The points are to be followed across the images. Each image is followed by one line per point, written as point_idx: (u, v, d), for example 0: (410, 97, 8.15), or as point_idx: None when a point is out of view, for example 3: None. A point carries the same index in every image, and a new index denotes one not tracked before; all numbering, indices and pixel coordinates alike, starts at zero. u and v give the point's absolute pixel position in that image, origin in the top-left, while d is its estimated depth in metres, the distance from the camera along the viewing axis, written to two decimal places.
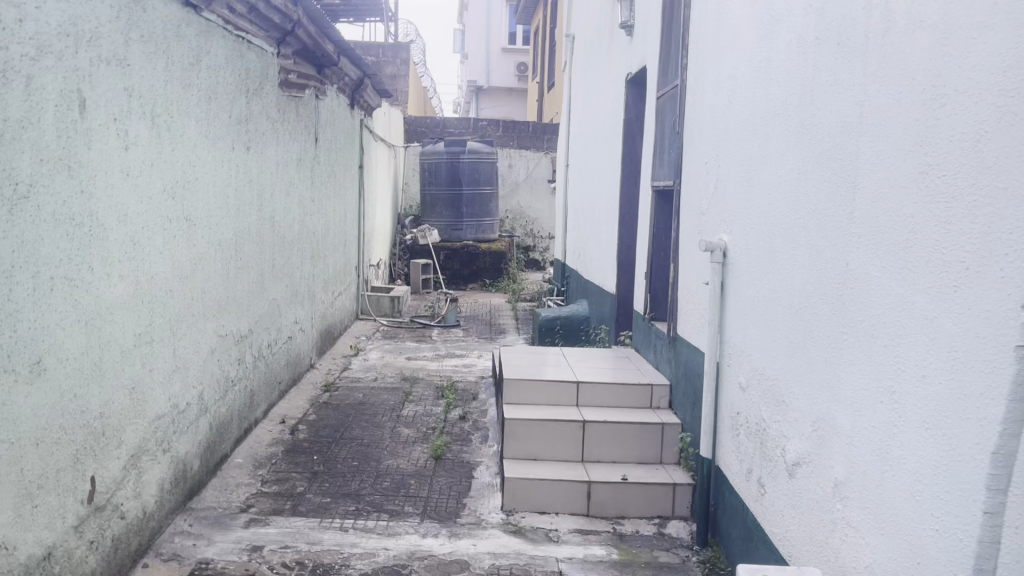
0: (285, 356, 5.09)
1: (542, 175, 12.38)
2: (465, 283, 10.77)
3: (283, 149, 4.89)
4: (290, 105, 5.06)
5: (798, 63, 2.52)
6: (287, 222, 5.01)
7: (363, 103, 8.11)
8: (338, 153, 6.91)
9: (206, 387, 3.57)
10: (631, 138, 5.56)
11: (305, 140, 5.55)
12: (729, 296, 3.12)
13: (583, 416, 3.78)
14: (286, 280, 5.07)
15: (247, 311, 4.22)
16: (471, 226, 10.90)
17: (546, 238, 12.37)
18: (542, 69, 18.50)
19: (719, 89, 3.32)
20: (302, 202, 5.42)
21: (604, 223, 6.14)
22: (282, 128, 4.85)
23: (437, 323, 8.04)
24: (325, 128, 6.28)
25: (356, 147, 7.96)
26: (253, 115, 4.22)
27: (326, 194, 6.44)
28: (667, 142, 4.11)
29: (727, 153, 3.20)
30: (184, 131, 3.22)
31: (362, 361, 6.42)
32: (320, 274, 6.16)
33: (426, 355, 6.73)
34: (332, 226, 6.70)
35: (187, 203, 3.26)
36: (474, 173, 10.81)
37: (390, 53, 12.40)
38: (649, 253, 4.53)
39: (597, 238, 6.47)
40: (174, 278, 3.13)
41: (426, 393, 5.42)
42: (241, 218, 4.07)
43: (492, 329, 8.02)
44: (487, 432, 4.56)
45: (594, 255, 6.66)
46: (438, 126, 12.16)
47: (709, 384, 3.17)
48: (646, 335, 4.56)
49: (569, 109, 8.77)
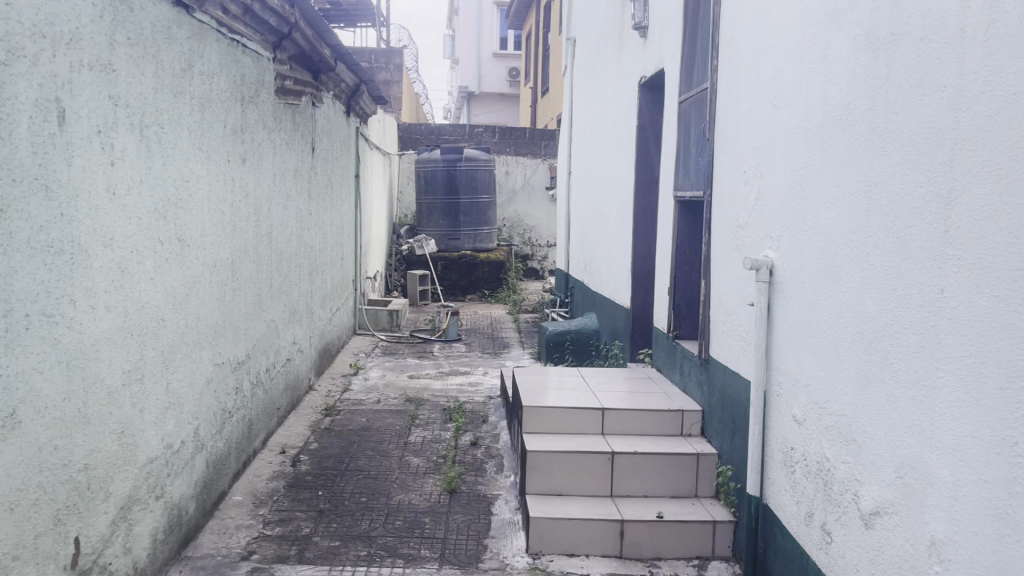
0: (283, 381, 4.79)
1: (540, 182, 12.11)
2: (463, 294, 10.49)
3: (280, 161, 4.60)
4: (287, 113, 4.77)
5: (865, 62, 2.25)
6: (284, 237, 4.72)
7: (358, 110, 7.82)
8: (334, 164, 6.63)
9: (203, 422, 3.27)
10: (645, 145, 5.30)
11: (302, 150, 5.27)
12: (778, 319, 2.85)
13: (611, 447, 3.51)
14: (284, 299, 4.77)
15: (244, 334, 3.93)
16: (468, 236, 10.59)
17: (545, 246, 12.11)
18: (535, 74, 18.24)
19: (760, 93, 3.06)
20: (299, 215, 5.12)
21: (615, 234, 5.88)
22: (279, 138, 4.57)
23: (437, 338, 7.75)
24: (322, 136, 6.00)
25: (352, 156, 7.67)
26: (249, 125, 3.94)
27: (323, 206, 6.15)
28: (693, 149, 3.86)
29: (772, 162, 2.94)
30: (176, 143, 2.93)
31: (363, 381, 6.13)
32: (318, 291, 5.87)
33: (429, 373, 6.44)
34: (330, 240, 6.41)
35: (180, 222, 2.97)
36: (472, 181, 10.51)
37: (382, 59, 12.10)
38: (672, 267, 4.27)
39: (607, 250, 6.21)
40: (167, 307, 2.84)
41: (433, 416, 5.13)
42: (237, 236, 3.77)
43: (495, 343, 7.74)
44: (502, 460, 4.27)
45: (603, 268, 6.39)
46: (433, 133, 11.87)
47: (756, 416, 2.89)
48: (670, 354, 4.29)
49: (570, 115, 8.51)
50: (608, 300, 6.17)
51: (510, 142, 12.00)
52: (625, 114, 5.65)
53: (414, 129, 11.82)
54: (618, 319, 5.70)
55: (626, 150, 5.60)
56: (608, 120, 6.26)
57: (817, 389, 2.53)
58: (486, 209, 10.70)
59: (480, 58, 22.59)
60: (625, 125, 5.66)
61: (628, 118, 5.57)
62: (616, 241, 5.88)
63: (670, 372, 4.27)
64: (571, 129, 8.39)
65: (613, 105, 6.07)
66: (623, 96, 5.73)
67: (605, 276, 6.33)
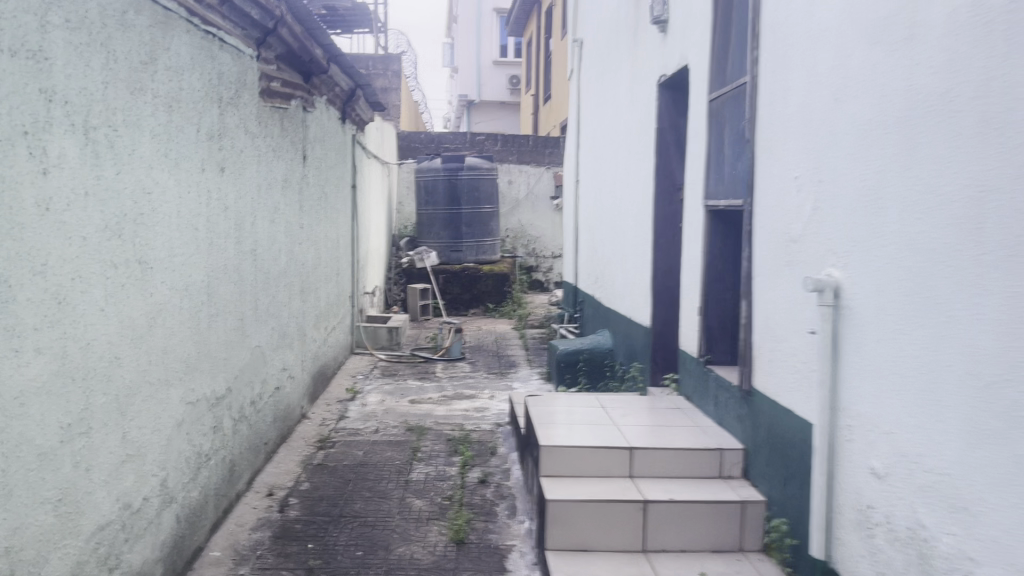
0: (272, 412, 4.34)
1: (545, 191, 11.69)
2: (466, 309, 10.03)
3: (266, 170, 4.17)
4: (274, 118, 4.34)
5: (972, 39, 1.82)
6: (271, 254, 4.28)
7: (354, 117, 7.39)
8: (329, 173, 6.20)
9: (172, 471, 2.83)
10: (665, 149, 4.88)
11: (293, 158, 4.84)
12: (846, 351, 2.40)
13: (642, 493, 3.07)
14: (271, 322, 4.33)
15: (224, 364, 3.48)
16: (470, 248, 10.15)
17: (550, 257, 11.68)
18: (537, 81, 17.83)
19: (816, 84, 2.62)
20: (289, 229, 4.69)
21: (632, 248, 5.45)
22: (265, 144, 4.14)
23: (440, 357, 7.31)
24: (315, 144, 5.57)
25: (348, 165, 7.24)
26: (228, 129, 3.51)
27: (317, 219, 5.71)
28: (728, 153, 3.42)
29: (833, 165, 2.51)
30: (135, 148, 2.49)
31: (360, 407, 5.69)
32: (311, 311, 5.43)
33: (432, 397, 5.99)
34: (324, 255, 5.98)
35: (140, 241, 2.53)
36: (474, 191, 10.09)
37: (380, 65, 11.70)
38: (702, 284, 3.84)
39: (623, 263, 5.78)
40: (124, 341, 2.40)
41: (437, 447, 4.68)
42: (215, 255, 3.33)
43: (502, 362, 7.30)
44: (515, 501, 3.82)
45: (618, 282, 5.96)
46: (434, 141, 11.46)
47: (821, 465, 2.45)
48: (702, 381, 3.85)
49: (577, 119, 8.08)
50: (624, 317, 5.74)
51: (513, 150, 11.59)
52: (642, 117, 5.22)
53: (414, 137, 11.41)
54: (637, 338, 5.26)
55: (644, 156, 5.18)
56: (622, 124, 5.84)
57: (904, 439, 2.09)
58: (489, 219, 10.28)
59: (480, 66, 22.22)
60: (642, 129, 5.25)
61: (645, 121, 5.15)
62: (632, 254, 5.45)
63: (702, 401, 3.83)
64: (579, 136, 7.96)
65: (627, 108, 5.66)
66: (639, 97, 5.31)
67: (620, 292, 5.90)
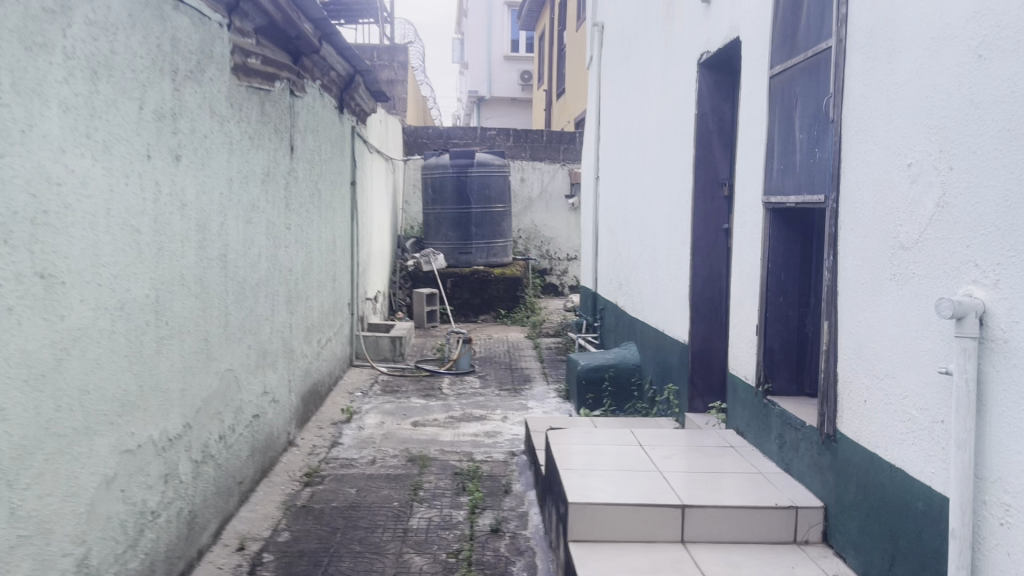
0: (249, 445, 3.71)
1: (559, 189, 11.04)
2: (476, 315, 9.41)
3: (242, 160, 3.55)
4: (252, 100, 3.71)
5: None
6: (248, 260, 3.65)
7: (354, 106, 6.76)
8: (324, 168, 5.57)
9: (97, 543, 2.19)
10: (707, 139, 4.24)
11: (277, 148, 4.21)
12: (999, 400, 1.75)
13: (698, 567, 2.42)
14: (249, 339, 3.69)
15: (182, 396, 2.84)
16: (480, 249, 9.50)
17: (565, 259, 11.05)
18: (549, 75, 17.16)
19: (945, 39, 1.97)
20: (271, 230, 4.06)
21: (663, 254, 4.81)
22: (241, 129, 3.51)
23: (447, 370, 6.68)
24: (306, 134, 4.94)
25: (347, 160, 6.61)
26: (188, 109, 2.88)
27: (309, 219, 5.09)
28: (802, 137, 2.76)
29: (974, 145, 1.85)
30: (33, 123, 1.86)
31: (356, 431, 5.05)
32: (300, 323, 4.81)
33: (437, 419, 5.35)
34: (317, 259, 5.34)
35: (44, 246, 1.90)
36: (484, 189, 9.44)
37: (385, 56, 11.09)
38: (759, 297, 3.20)
39: (651, 270, 5.15)
40: (9, 385, 1.77)
41: (443, 484, 4.03)
42: (168, 261, 2.70)
43: (514, 376, 6.65)
44: (534, 559, 3.18)
45: (646, 290, 5.32)
46: (442, 137, 10.82)
47: (961, 556, 1.79)
48: (760, 414, 3.20)
49: (597, 110, 7.42)
50: (654, 329, 5.09)
51: (525, 145, 10.94)
52: (679, 101, 4.56)
53: (421, 132, 10.78)
54: (670, 355, 4.62)
55: (679, 147, 4.53)
56: (651, 113, 5.20)
57: None
58: (500, 219, 9.64)
59: (490, 61, 21.60)
60: (676, 117, 4.60)
61: (682, 109, 4.51)
62: (663, 258, 4.80)
63: (760, 438, 3.18)
64: (600, 129, 7.32)
65: (658, 94, 5.02)
66: (673, 80, 4.67)
67: (648, 302, 5.26)
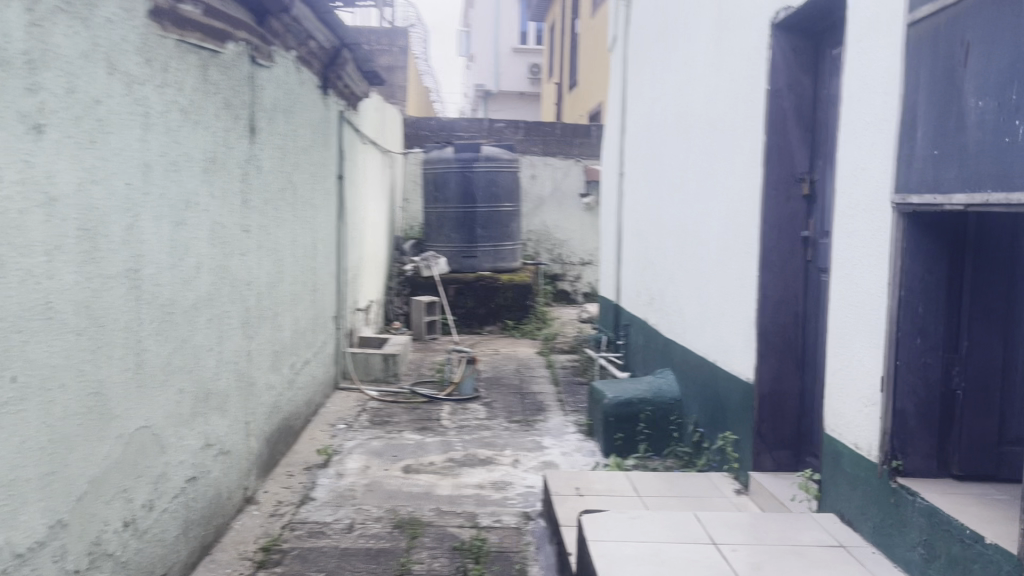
0: (181, 520, 2.79)
1: (573, 187, 10.10)
2: (480, 326, 8.47)
3: (170, 139, 2.62)
4: (188, 61, 2.78)
5: None
6: (178, 273, 2.73)
7: (342, 88, 5.82)
8: (301, 159, 4.64)
9: None
10: (781, 121, 3.30)
11: (229, 129, 3.27)
12: None
13: None
14: (181, 378, 2.77)
15: (48, 482, 1.92)
16: (486, 253, 8.57)
17: (578, 264, 10.12)
18: (561, 66, 16.20)
19: None
20: (218, 233, 3.13)
21: (716, 266, 3.88)
22: (167, 99, 2.58)
23: (447, 397, 5.75)
24: (274, 113, 4.01)
25: (333, 150, 5.67)
26: (62, 57, 1.94)
27: (279, 219, 4.17)
28: (984, 106, 1.83)
29: None
30: None
31: (334, 480, 4.12)
32: (264, 349, 3.88)
33: (433, 462, 4.42)
34: (289, 268, 4.41)
35: None
36: (492, 186, 8.50)
37: (384, 40, 10.12)
38: (885, 335, 2.27)
39: (697, 286, 4.22)
40: None
41: (439, 566, 3.10)
42: (17, 285, 1.78)
43: (526, 404, 5.71)
44: None
45: (689, 309, 4.38)
46: (445, 129, 9.88)
47: None
48: (885, 503, 2.26)
49: (623, 95, 6.48)
50: (700, 358, 4.16)
51: (537, 139, 9.99)
52: (740, 74, 3.62)
53: (422, 123, 9.83)
54: (727, 394, 3.69)
55: (740, 133, 3.60)
56: (698, 94, 4.27)
57: None
58: (509, 220, 8.71)
59: (497, 53, 20.66)
60: (736, 96, 3.67)
61: (743, 85, 3.57)
62: (716, 273, 3.87)
63: (887, 538, 2.24)
64: (625, 118, 6.38)
65: (708, 69, 4.08)
66: (731, 50, 3.73)
67: (692, 324, 4.33)
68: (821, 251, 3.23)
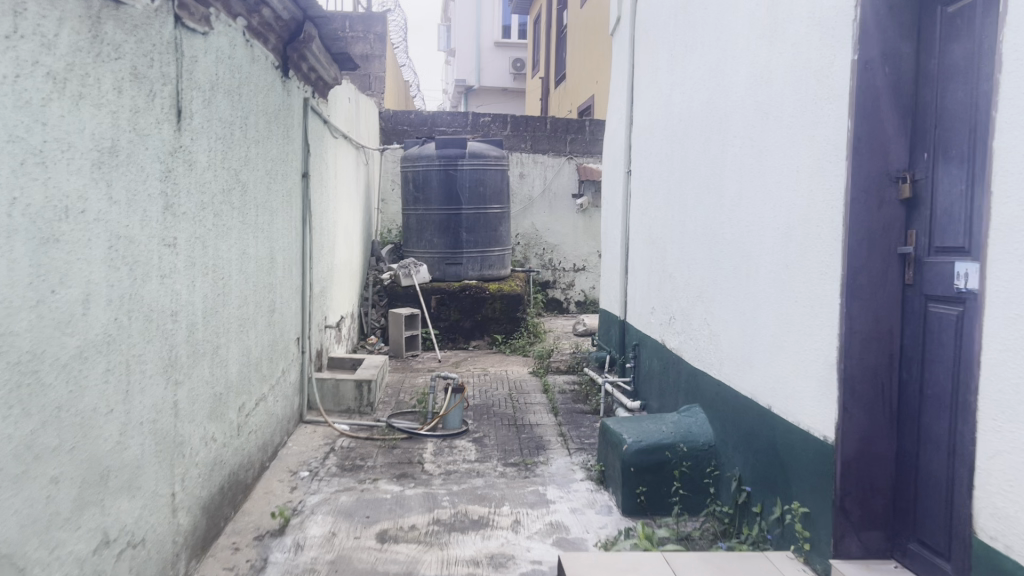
0: None
1: (565, 187, 9.31)
2: (466, 340, 7.65)
3: (28, 119, 1.79)
4: (65, 7, 1.94)
5: None
6: (48, 312, 1.88)
7: (306, 71, 4.97)
8: (252, 153, 3.81)
9: None
10: (873, 102, 2.52)
11: (144, 110, 2.44)
12: None
13: None
14: (54, 463, 1.93)
15: None
16: (472, 259, 7.77)
17: (571, 271, 9.37)
18: (547, 60, 15.40)
19: None
20: (122, 252, 2.30)
21: (774, 289, 3.10)
22: (21, 59, 1.75)
23: (431, 432, 4.95)
24: (214, 94, 3.17)
25: (296, 143, 4.83)
26: None
27: (222, 228, 3.34)
28: None
29: None
30: None
31: (291, 554, 3.28)
32: (199, 393, 3.04)
33: (415, 526, 3.59)
34: (237, 287, 3.57)
35: None
36: (478, 185, 7.68)
37: (359, 26, 9.27)
38: None
39: (744, 310, 3.43)
40: None
41: None
42: None
43: (523, 440, 4.91)
44: None
45: (730, 337, 3.60)
46: (426, 123, 9.01)
47: None
48: None
49: (630, 83, 5.69)
50: (747, 398, 3.38)
51: (526, 134, 9.19)
52: (807, 45, 2.84)
53: (400, 117, 8.99)
54: (792, 450, 2.90)
55: (810, 120, 2.81)
56: (742, 76, 3.48)
57: None
58: (497, 224, 7.90)
59: (479, 47, 19.82)
60: (802, 73, 2.88)
61: (814, 58, 2.78)
62: (774, 297, 3.09)
63: None
64: (634, 109, 5.59)
65: (758, 43, 3.30)
66: (795, 16, 2.94)
67: (733, 356, 3.56)
68: (929, 273, 2.44)
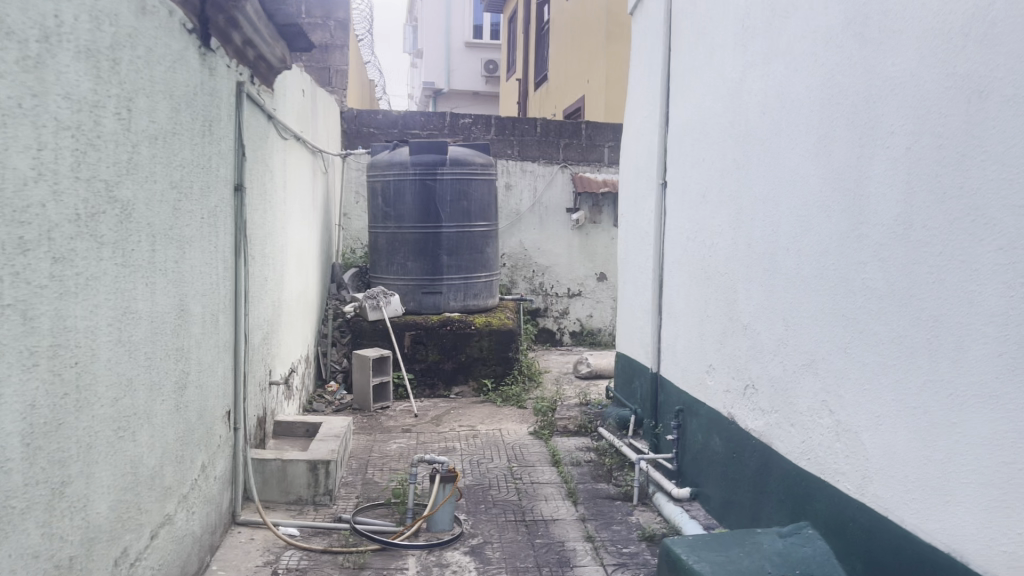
0: None
1: (558, 199, 8.03)
2: (447, 386, 6.32)
3: None
4: None
5: None
6: None
7: (241, 45, 3.63)
8: (143, 156, 2.45)
9: None
10: None
11: None
12: None
13: None
14: None
15: None
16: (453, 288, 6.46)
17: (564, 296, 8.10)
18: (526, 62, 14.12)
19: None
20: None
21: (1017, 386, 1.83)
22: None
23: (414, 538, 3.64)
24: (52, 49, 1.82)
25: (225, 144, 3.48)
26: None
27: (78, 281, 1.99)
28: None
29: None
30: None
31: None
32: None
33: None
34: (113, 367, 2.22)
35: None
36: (462, 199, 6.36)
37: (317, 11, 7.92)
38: None
39: (923, 406, 2.17)
40: None
41: None
42: None
43: (538, 549, 3.61)
44: None
45: (888, 441, 2.33)
46: (395, 125, 7.68)
47: None
48: None
49: (666, 72, 4.43)
50: (939, 552, 2.10)
51: (513, 138, 7.90)
52: None
53: (366, 117, 7.65)
54: None
55: None
56: (913, 40, 2.24)
57: None
58: (484, 244, 6.57)
59: (449, 49, 18.49)
60: None
61: None
62: (1015, 400, 1.83)
63: None
64: (673, 103, 4.32)
65: None
66: None
67: (897, 474, 2.29)
68: None
